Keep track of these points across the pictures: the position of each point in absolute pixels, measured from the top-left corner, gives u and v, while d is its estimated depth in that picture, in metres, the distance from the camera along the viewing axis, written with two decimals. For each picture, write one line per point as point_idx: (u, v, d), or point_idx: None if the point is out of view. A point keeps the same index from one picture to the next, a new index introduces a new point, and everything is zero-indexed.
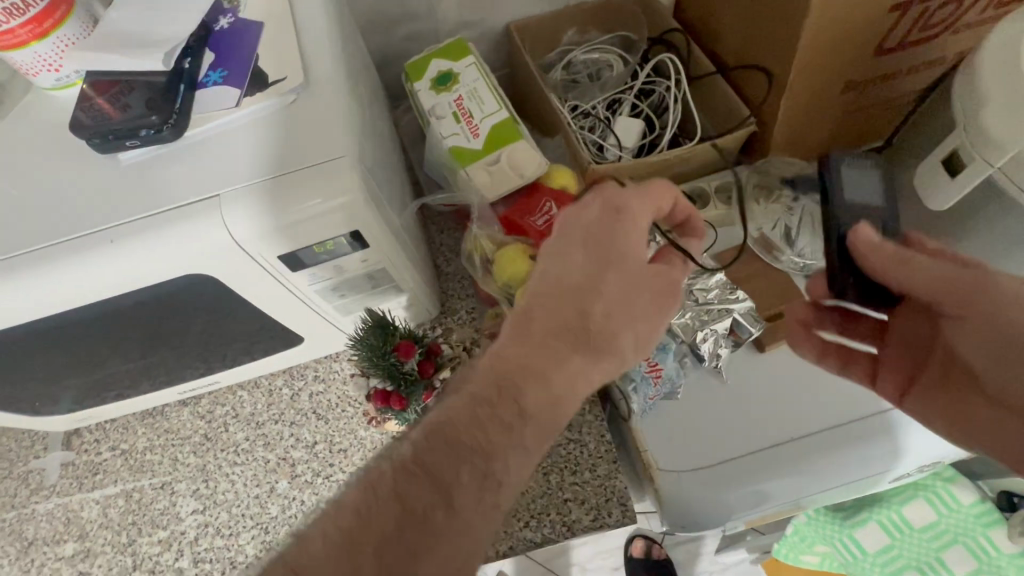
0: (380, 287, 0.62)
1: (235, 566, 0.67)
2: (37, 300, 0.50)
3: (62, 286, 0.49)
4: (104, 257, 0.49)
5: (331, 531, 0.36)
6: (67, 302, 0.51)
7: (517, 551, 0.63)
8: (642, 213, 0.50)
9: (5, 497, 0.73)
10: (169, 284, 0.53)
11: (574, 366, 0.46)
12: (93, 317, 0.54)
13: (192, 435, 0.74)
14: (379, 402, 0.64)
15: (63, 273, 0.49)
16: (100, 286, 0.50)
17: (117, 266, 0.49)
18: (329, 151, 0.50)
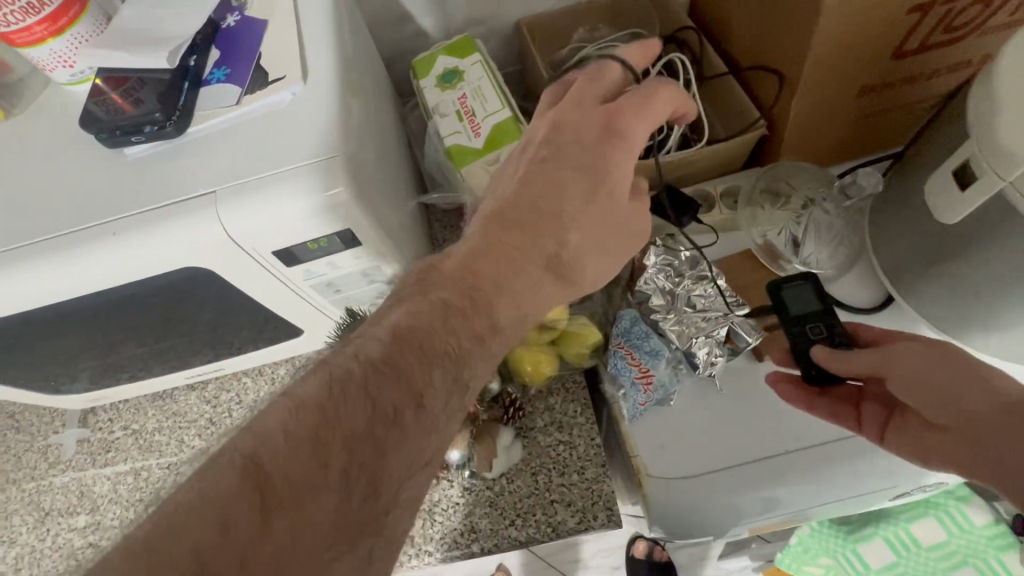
0: (375, 284, 0.63)
1: None
2: (42, 288, 0.52)
3: (66, 274, 0.51)
4: (104, 248, 0.51)
5: (296, 425, 0.34)
6: (71, 290, 0.53)
7: (501, 548, 0.64)
8: (638, 137, 0.51)
9: (26, 469, 0.78)
10: (168, 277, 0.54)
11: (540, 284, 0.48)
12: (100, 305, 0.57)
13: (199, 418, 0.77)
14: None
15: (66, 263, 0.51)
16: (102, 276, 0.52)
17: (116, 257, 0.51)
18: (322, 149, 0.51)
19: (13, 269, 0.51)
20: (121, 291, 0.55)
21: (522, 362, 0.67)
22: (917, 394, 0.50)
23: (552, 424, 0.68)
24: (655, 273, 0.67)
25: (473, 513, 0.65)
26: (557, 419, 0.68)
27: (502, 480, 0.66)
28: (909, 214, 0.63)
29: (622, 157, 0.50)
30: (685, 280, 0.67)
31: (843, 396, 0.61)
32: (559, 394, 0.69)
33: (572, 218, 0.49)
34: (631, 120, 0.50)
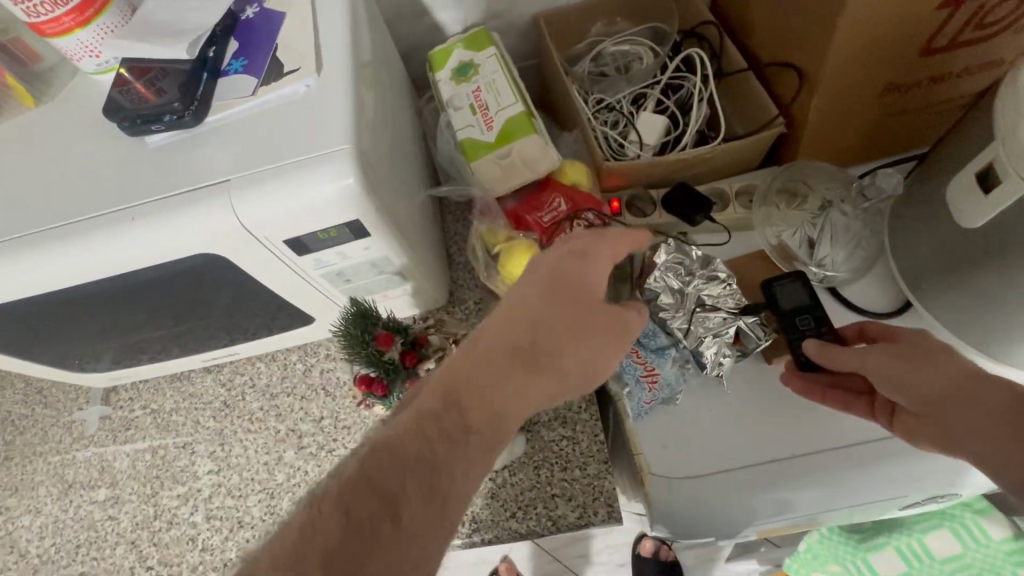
0: (384, 274, 0.64)
1: (241, 527, 0.71)
2: (65, 271, 0.54)
3: (87, 257, 0.53)
4: (122, 232, 0.52)
5: (276, 549, 0.35)
6: (92, 273, 0.54)
7: (501, 539, 0.64)
8: (606, 258, 0.54)
9: (52, 443, 0.81)
10: (184, 262, 0.56)
11: (517, 379, 0.46)
12: (119, 288, 0.59)
13: (213, 400, 0.80)
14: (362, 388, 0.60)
15: (87, 247, 0.53)
16: (121, 260, 0.54)
17: (134, 241, 0.52)
18: (333, 139, 0.52)
19: (37, 252, 0.53)
20: (139, 274, 0.57)
21: None
22: (894, 388, 0.52)
23: (556, 420, 0.68)
24: (665, 271, 0.66)
25: (474, 504, 0.65)
26: (561, 414, 0.68)
27: (504, 473, 0.66)
28: (932, 216, 0.61)
29: (594, 269, 0.53)
30: (694, 279, 0.67)
31: (856, 388, 0.62)
32: None
33: (548, 328, 0.49)
34: (597, 242, 0.53)
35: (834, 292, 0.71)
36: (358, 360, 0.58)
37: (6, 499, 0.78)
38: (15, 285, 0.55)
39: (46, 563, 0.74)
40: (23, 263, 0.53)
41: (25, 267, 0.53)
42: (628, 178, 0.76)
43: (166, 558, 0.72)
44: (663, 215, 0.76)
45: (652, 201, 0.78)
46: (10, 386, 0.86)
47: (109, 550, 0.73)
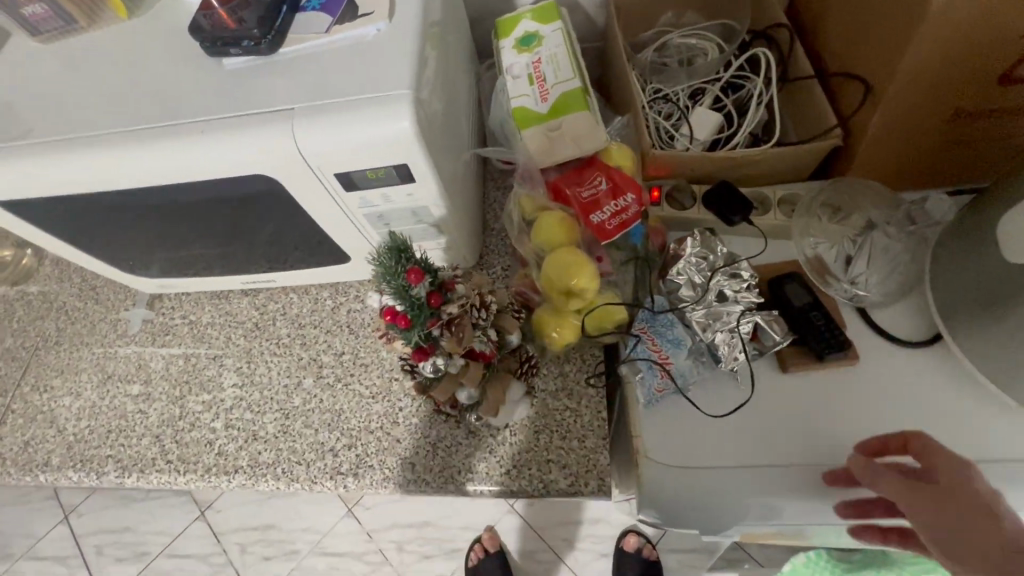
0: (422, 224, 0.66)
1: (255, 439, 0.75)
2: (146, 169, 0.58)
3: (171, 160, 0.57)
4: (203, 141, 0.56)
5: None
6: (172, 177, 0.58)
7: (494, 492, 0.67)
8: None
9: (98, 336, 0.89)
10: (255, 179, 0.59)
11: None
12: (179, 199, 0.63)
13: (246, 320, 0.85)
14: (386, 319, 0.51)
15: (167, 151, 0.57)
16: (202, 167, 0.57)
17: (222, 151, 0.56)
18: (395, 83, 0.54)
19: (119, 150, 0.57)
20: (211, 185, 0.60)
21: (544, 324, 0.67)
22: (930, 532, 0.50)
23: (563, 391, 0.70)
24: (687, 265, 0.69)
25: (472, 455, 0.69)
26: (569, 386, 0.70)
27: (505, 432, 0.69)
28: (981, 249, 0.59)
29: None
30: (712, 275, 0.68)
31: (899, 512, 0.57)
32: (575, 363, 0.71)
33: None
34: None
35: (864, 314, 0.69)
36: (385, 290, 0.52)
37: (52, 379, 0.86)
38: (90, 177, 0.59)
39: (79, 441, 0.80)
40: (119, 156, 0.57)
41: (106, 161, 0.58)
42: (672, 169, 0.76)
43: (184, 455, 0.76)
44: (700, 211, 0.76)
45: (692, 195, 0.78)
46: (68, 279, 0.96)
47: (135, 440, 0.78)
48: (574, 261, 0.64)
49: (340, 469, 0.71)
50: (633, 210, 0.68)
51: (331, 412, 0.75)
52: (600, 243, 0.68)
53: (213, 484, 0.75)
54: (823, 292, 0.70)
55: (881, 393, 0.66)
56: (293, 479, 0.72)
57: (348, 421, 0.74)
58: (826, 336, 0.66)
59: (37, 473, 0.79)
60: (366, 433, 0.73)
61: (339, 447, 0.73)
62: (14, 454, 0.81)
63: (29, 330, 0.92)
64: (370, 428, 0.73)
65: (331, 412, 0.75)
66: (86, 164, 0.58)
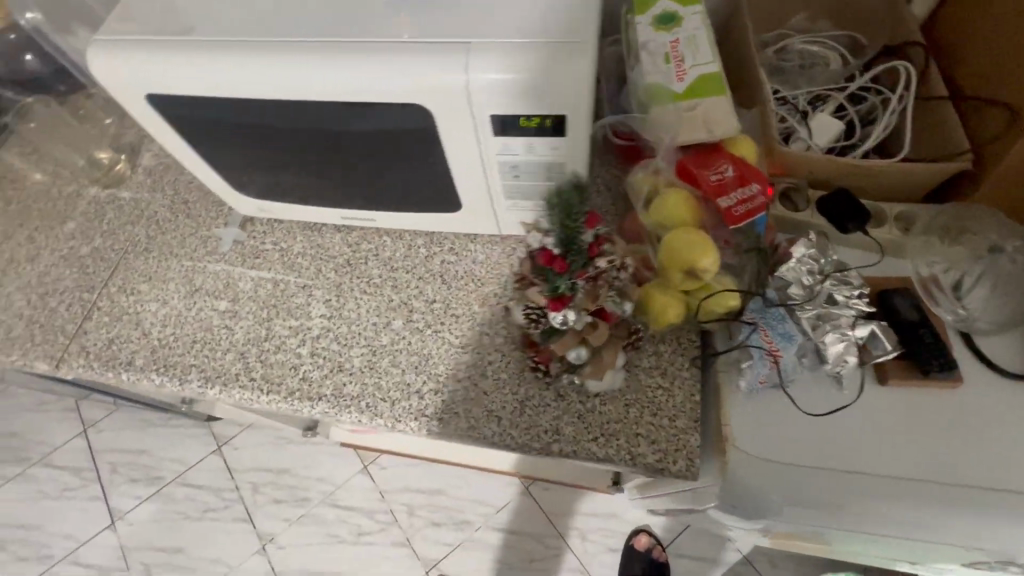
0: (550, 182, 0.66)
1: (340, 370, 0.76)
2: (303, 84, 0.58)
3: (332, 77, 0.57)
4: (370, 63, 0.56)
5: None
6: (325, 94, 0.59)
7: (578, 456, 0.67)
8: None
9: (188, 249, 0.89)
10: (405, 109, 0.59)
11: None
12: (323, 121, 0.63)
13: (338, 256, 0.86)
14: (540, 262, 0.52)
15: (331, 67, 0.57)
16: (355, 89, 0.58)
17: (379, 74, 0.56)
18: (570, 35, 0.55)
19: (233, 61, 0.59)
20: (360, 108, 0.60)
21: (652, 300, 0.67)
22: None
23: (657, 368, 0.71)
24: (801, 263, 0.68)
25: (560, 418, 0.69)
26: (663, 365, 0.71)
27: (595, 400, 0.70)
28: None
29: None
30: (829, 279, 0.69)
31: None
32: (671, 344, 0.72)
33: None
34: None
35: (969, 340, 0.69)
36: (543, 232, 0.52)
37: (139, 284, 0.87)
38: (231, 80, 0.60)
39: (163, 346, 0.81)
40: (230, 63, 0.59)
41: (229, 69, 0.59)
42: (792, 168, 0.76)
43: (269, 376, 0.77)
44: (814, 215, 0.75)
45: (808, 197, 0.77)
46: (161, 190, 0.97)
47: (220, 353, 0.79)
48: (699, 240, 0.64)
49: (426, 411, 0.72)
50: (759, 200, 0.68)
51: (419, 355, 0.76)
52: (726, 227, 0.67)
53: (294, 408, 0.75)
54: (932, 312, 0.70)
55: (980, 418, 0.65)
56: (375, 415, 0.72)
57: (435, 367, 0.75)
58: (933, 355, 0.66)
59: (120, 371, 0.80)
60: (454, 381, 0.73)
61: (425, 390, 0.73)
62: (98, 349, 0.82)
63: (117, 233, 0.93)
64: (458, 377, 0.74)
65: (419, 355, 0.76)
66: (223, 66, 0.59)
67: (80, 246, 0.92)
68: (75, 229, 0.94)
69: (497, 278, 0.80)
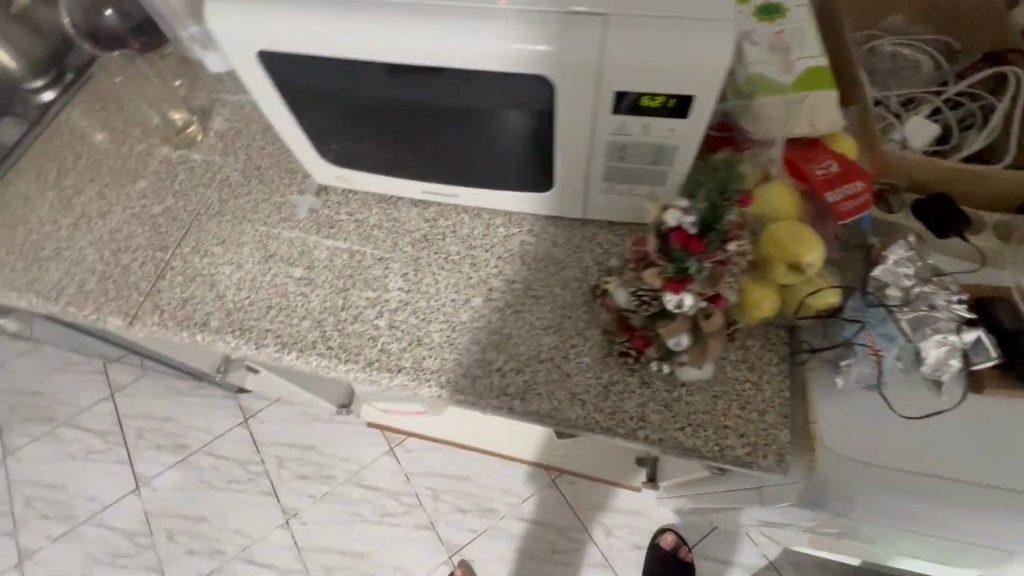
0: (656, 165, 0.65)
1: (419, 344, 0.75)
2: (426, 48, 0.57)
3: (458, 42, 0.56)
4: (498, 30, 0.55)
5: None
6: (449, 59, 0.57)
7: (664, 444, 0.67)
8: None
9: (262, 215, 0.89)
10: (526, 80, 0.58)
11: None
12: (434, 91, 0.63)
13: (415, 230, 0.85)
14: (671, 241, 0.52)
15: (457, 33, 0.56)
16: (479, 57, 0.56)
17: (507, 43, 0.55)
18: (706, 12, 0.53)
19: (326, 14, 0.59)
20: (487, 80, 0.60)
21: (748, 295, 0.66)
22: None
23: (744, 362, 0.70)
24: (898, 264, 0.65)
25: (646, 405, 0.69)
26: (750, 359, 0.70)
27: (681, 389, 0.69)
28: None
29: None
30: (933, 285, 0.65)
31: None
32: (759, 339, 0.71)
33: None
34: None
35: None
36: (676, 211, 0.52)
37: (213, 246, 0.86)
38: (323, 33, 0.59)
39: (239, 310, 0.81)
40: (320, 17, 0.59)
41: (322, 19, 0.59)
42: (890, 170, 0.75)
43: (347, 345, 0.76)
44: (909, 219, 0.74)
45: (903, 200, 0.76)
46: (233, 154, 0.96)
47: (296, 320, 0.79)
48: (808, 235, 0.63)
49: (508, 390, 0.71)
50: (867, 195, 0.67)
51: (499, 334, 0.75)
52: (835, 222, 0.67)
53: (372, 379, 0.75)
54: None
55: None
56: (456, 391, 0.72)
57: (516, 347, 0.74)
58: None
59: (194, 331, 0.79)
60: (536, 362, 0.73)
61: (507, 369, 0.73)
62: (173, 309, 0.81)
63: (190, 195, 0.92)
64: (540, 358, 0.73)
65: (499, 334, 0.75)
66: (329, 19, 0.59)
67: (152, 205, 0.92)
68: (147, 188, 0.94)
69: (578, 262, 0.80)
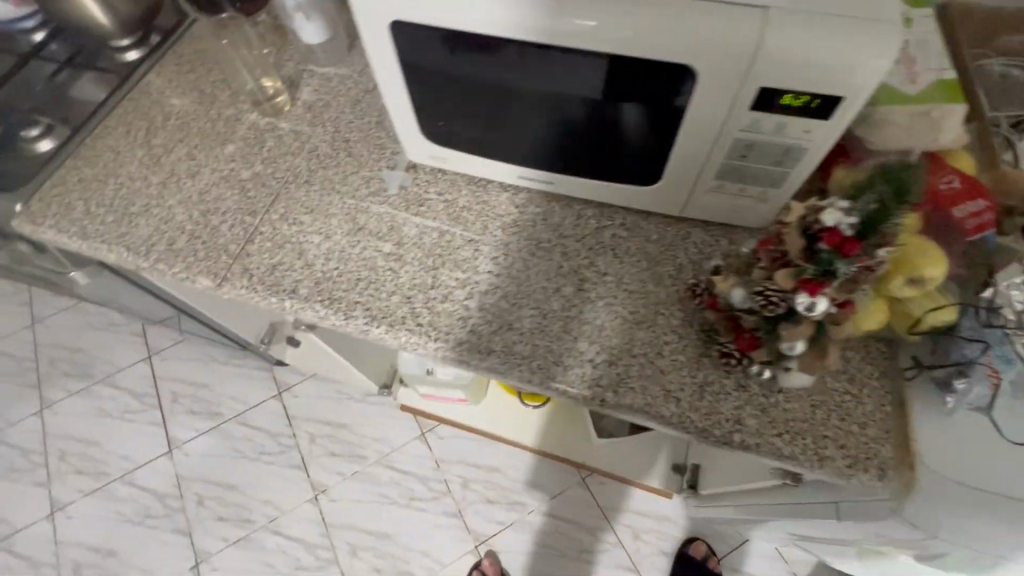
0: (778, 166, 0.64)
1: (510, 329, 0.75)
2: (571, 30, 0.56)
3: (602, 25, 0.55)
4: (650, 15, 0.54)
5: None
6: (593, 43, 0.57)
7: (760, 449, 0.66)
8: None
9: (350, 188, 0.89)
10: (663, 68, 0.58)
11: None
12: (529, 82, 0.65)
13: (505, 215, 0.85)
14: (823, 242, 0.51)
15: (608, 15, 0.55)
16: (626, 41, 0.56)
17: (658, 29, 0.54)
18: (867, 12, 0.52)
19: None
20: (551, 65, 0.62)
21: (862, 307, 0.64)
22: None
23: (844, 374, 0.69)
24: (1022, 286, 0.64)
25: (742, 408, 0.68)
26: (850, 371, 0.69)
27: (779, 395, 0.68)
28: None
29: None
30: None
31: None
32: (860, 352, 0.70)
33: None
34: None
35: None
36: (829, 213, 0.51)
37: (301, 215, 0.87)
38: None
39: (327, 280, 0.81)
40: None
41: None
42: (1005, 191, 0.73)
43: (436, 324, 0.76)
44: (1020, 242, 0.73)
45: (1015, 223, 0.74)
46: (321, 125, 0.96)
47: (385, 295, 0.79)
48: (933, 250, 0.61)
49: (600, 382, 0.71)
50: (987, 216, 0.66)
51: (591, 325, 0.75)
52: (960, 240, 0.65)
53: (461, 360, 0.74)
54: None
55: None
56: (546, 379, 0.71)
57: (609, 340, 0.73)
58: None
59: (283, 298, 0.80)
60: (629, 357, 0.72)
61: (599, 361, 0.72)
62: (262, 274, 0.82)
63: (278, 163, 0.92)
64: (633, 352, 0.72)
65: (592, 325, 0.75)
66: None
67: (241, 170, 0.92)
68: (235, 152, 0.94)
69: (672, 260, 0.79)
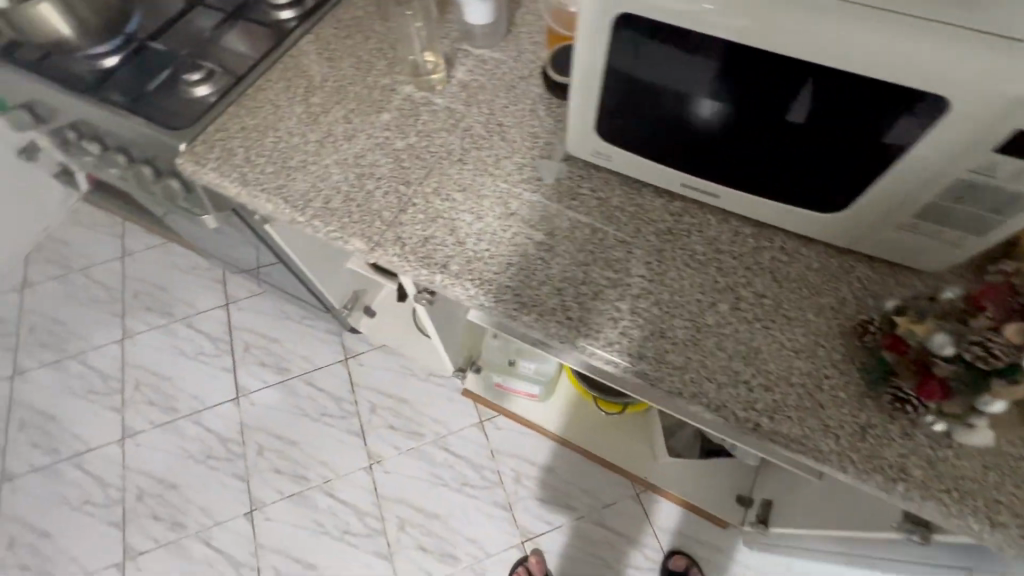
0: (994, 212, 0.62)
1: (663, 337, 0.74)
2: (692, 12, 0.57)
3: (853, 43, 0.53)
4: (918, 40, 0.51)
5: None
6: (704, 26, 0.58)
7: (924, 503, 0.63)
8: None
9: (503, 171, 0.89)
10: (909, 96, 0.55)
11: None
12: (738, 88, 0.63)
13: (660, 221, 0.83)
14: None
15: (868, 33, 0.52)
16: (877, 63, 0.53)
17: (920, 57, 0.51)
18: None
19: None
20: (659, 65, 0.66)
21: None
22: None
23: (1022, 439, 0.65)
24: None
25: (907, 457, 0.65)
26: None
27: (948, 450, 0.65)
28: None
29: None
30: None
31: None
32: None
33: None
34: None
35: None
36: None
37: (454, 192, 0.87)
38: None
39: (478, 260, 0.81)
40: None
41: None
42: None
43: (587, 321, 0.76)
44: None
45: None
46: (475, 106, 0.97)
47: (536, 284, 0.79)
48: None
49: (756, 406, 0.69)
50: None
51: (747, 346, 0.73)
52: None
53: (609, 360, 0.74)
54: None
55: None
56: (698, 394, 0.70)
57: (766, 364, 0.72)
58: None
59: (434, 271, 0.81)
60: (786, 384, 0.70)
61: (755, 384, 0.70)
62: (414, 245, 0.83)
63: (432, 137, 0.93)
64: (791, 381, 0.70)
65: (747, 346, 0.73)
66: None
67: (395, 139, 0.93)
68: (390, 121, 0.96)
69: (835, 292, 0.76)
